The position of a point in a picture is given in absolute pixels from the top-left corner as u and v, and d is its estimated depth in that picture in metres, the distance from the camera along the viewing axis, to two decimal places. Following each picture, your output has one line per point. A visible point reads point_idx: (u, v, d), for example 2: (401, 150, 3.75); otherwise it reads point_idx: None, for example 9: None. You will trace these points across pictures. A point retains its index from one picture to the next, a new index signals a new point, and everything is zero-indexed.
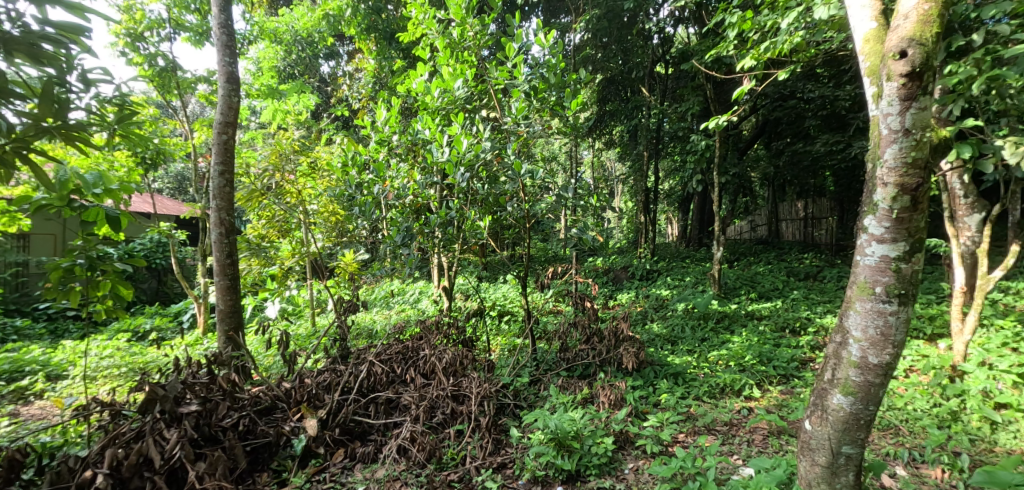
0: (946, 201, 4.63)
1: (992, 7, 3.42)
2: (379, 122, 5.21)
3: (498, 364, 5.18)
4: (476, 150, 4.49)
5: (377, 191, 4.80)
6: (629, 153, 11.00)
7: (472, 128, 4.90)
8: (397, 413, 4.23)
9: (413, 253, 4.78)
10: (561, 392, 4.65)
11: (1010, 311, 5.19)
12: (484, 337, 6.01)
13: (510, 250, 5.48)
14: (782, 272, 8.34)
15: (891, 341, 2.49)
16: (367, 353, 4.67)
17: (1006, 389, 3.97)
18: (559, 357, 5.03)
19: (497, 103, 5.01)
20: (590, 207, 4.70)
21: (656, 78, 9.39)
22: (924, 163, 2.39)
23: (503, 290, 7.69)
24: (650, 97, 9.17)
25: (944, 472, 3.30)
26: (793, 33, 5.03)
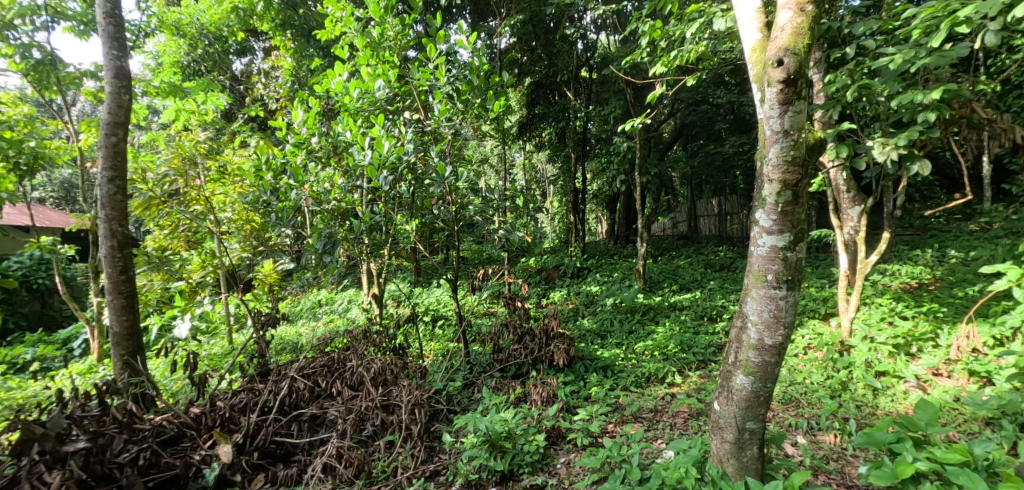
0: (833, 195, 5.09)
1: (861, 24, 3.84)
2: (295, 125, 4.86)
3: (430, 370, 5.11)
4: (399, 153, 4.39)
5: (295, 197, 4.50)
6: (558, 154, 11.10)
7: (394, 131, 4.79)
8: (323, 430, 4.07)
9: (338, 262, 4.62)
10: (494, 393, 4.67)
11: (887, 290, 5.82)
12: (416, 343, 5.94)
13: (441, 255, 5.42)
14: (700, 265, 8.85)
15: (783, 322, 2.72)
16: (288, 368, 4.43)
17: (884, 359, 4.45)
18: (492, 358, 5.06)
19: (421, 104, 4.98)
20: (518, 208, 4.79)
21: (580, 82, 9.62)
22: (802, 162, 2.63)
23: (437, 294, 7.60)
24: (575, 101, 9.40)
25: (836, 437, 3.68)
26: (698, 41, 5.38)
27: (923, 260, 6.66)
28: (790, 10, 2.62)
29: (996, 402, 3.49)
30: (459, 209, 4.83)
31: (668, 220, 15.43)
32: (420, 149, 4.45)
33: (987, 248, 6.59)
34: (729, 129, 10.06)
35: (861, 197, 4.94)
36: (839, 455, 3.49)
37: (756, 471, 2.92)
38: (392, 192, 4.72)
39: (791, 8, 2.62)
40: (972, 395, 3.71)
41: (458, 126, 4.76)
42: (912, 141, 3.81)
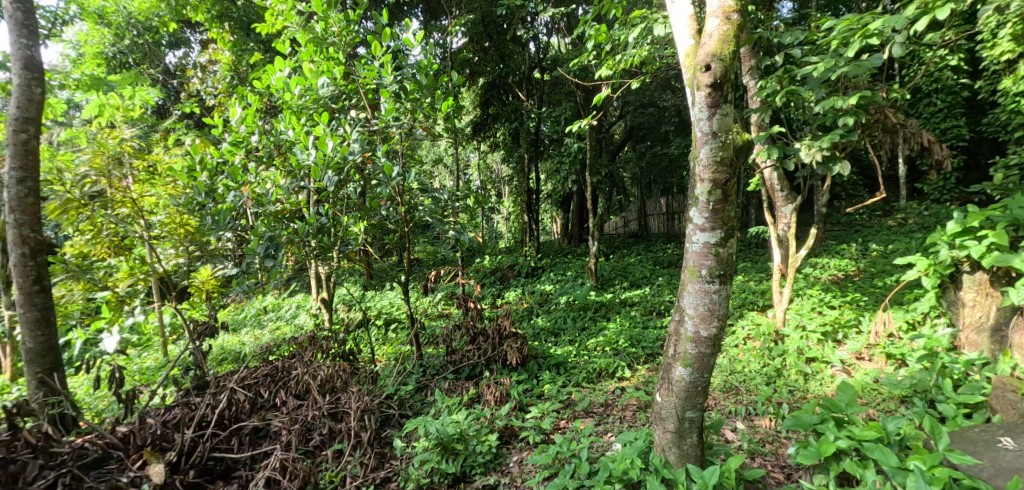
0: (767, 194, 5.35)
1: (788, 34, 4.08)
2: (234, 122, 4.69)
3: (382, 375, 5.02)
4: (344, 153, 4.28)
5: (233, 198, 4.30)
6: (512, 155, 11.19)
7: (339, 130, 4.66)
8: (267, 442, 3.93)
9: (281, 267, 4.34)
10: (447, 395, 4.63)
11: (817, 282, 6.20)
12: (367, 349, 5.82)
13: (393, 257, 5.32)
14: (649, 262, 9.11)
15: (717, 315, 2.85)
16: (228, 379, 4.24)
17: (813, 346, 4.72)
18: (446, 360, 5.01)
19: (368, 103, 4.83)
20: (469, 209, 4.77)
21: (531, 83, 9.66)
22: (729, 162, 2.76)
23: (390, 297, 7.49)
24: (526, 101, 9.46)
25: (770, 421, 3.89)
26: (640, 45, 5.54)
27: (849, 253, 7.13)
28: (717, 18, 2.74)
29: (908, 381, 3.80)
30: (408, 210, 4.79)
31: (619, 219, 15.81)
32: (366, 148, 4.35)
33: (904, 242, 7.12)
34: (676, 131, 10.41)
35: (793, 195, 5.21)
36: (774, 438, 3.69)
37: (696, 458, 3.06)
38: (340, 193, 4.68)
39: (718, 16, 2.75)
40: (888, 376, 4.01)
41: (406, 125, 4.66)
42: (834, 143, 4.07)
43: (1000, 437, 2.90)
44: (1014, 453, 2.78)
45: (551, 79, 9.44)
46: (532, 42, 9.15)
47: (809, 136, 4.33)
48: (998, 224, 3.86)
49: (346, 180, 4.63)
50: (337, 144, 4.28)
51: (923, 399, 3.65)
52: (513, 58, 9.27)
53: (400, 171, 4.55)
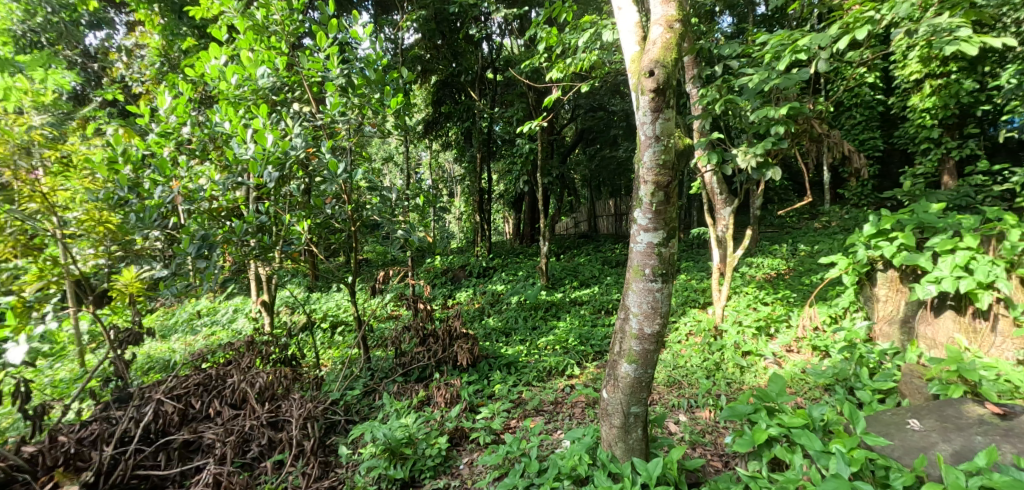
0: (707, 197, 5.56)
1: (727, 46, 4.28)
2: (162, 110, 4.46)
3: (327, 380, 4.90)
4: (284, 148, 4.14)
5: (160, 193, 4.01)
6: (464, 154, 11.16)
7: (280, 123, 4.55)
8: (198, 457, 3.79)
9: (215, 268, 4.13)
10: (396, 398, 4.58)
11: (753, 280, 6.53)
12: (311, 352, 5.66)
13: (340, 257, 5.19)
14: (598, 262, 9.31)
15: (660, 312, 2.95)
16: (155, 389, 4.07)
17: (749, 340, 4.98)
18: (395, 363, 4.94)
19: (312, 96, 4.68)
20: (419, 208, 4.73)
21: (483, 83, 9.67)
22: (671, 165, 2.87)
23: (336, 298, 7.30)
24: (479, 101, 9.45)
25: (710, 412, 4.07)
26: (589, 50, 5.65)
27: (781, 253, 7.55)
28: (660, 27, 2.86)
29: (831, 371, 4.08)
30: (355, 209, 4.71)
31: (569, 219, 16.04)
32: (309, 144, 4.31)
33: (829, 242, 7.62)
34: (624, 135, 10.68)
35: (731, 198, 5.41)
36: (713, 429, 3.87)
37: (641, 451, 3.16)
38: (281, 191, 4.55)
39: (661, 24, 2.85)
40: (814, 367, 4.27)
41: (354, 121, 4.62)
42: (767, 150, 4.31)
43: (908, 419, 3.11)
44: (921, 433, 2.98)
45: (504, 80, 9.48)
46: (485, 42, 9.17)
47: (745, 143, 4.56)
48: (907, 226, 4.23)
49: (287, 176, 4.48)
50: (277, 138, 4.14)
51: (843, 387, 3.94)
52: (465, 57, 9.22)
53: (347, 169, 4.46)
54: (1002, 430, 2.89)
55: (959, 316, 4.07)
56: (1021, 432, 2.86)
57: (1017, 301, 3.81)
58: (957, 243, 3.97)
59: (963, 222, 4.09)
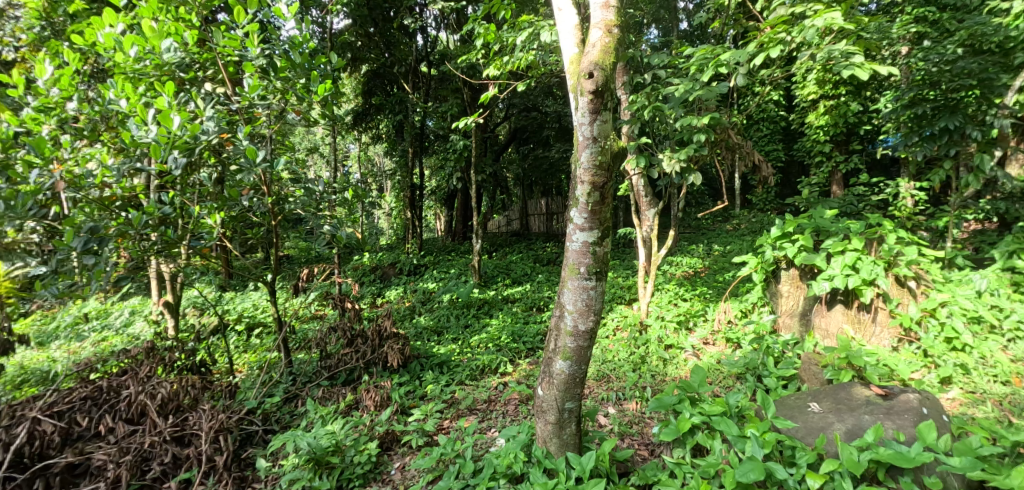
0: (634, 198, 5.73)
1: (656, 56, 4.49)
2: (42, 83, 3.97)
3: (244, 387, 4.69)
4: (193, 131, 3.80)
5: (37, 178, 3.50)
6: (395, 149, 10.93)
7: (189, 105, 4.18)
8: (86, 481, 3.52)
9: (106, 264, 3.71)
10: (321, 403, 4.44)
11: (674, 277, 6.89)
12: (225, 357, 5.36)
13: (258, 254, 4.90)
14: (530, 260, 9.47)
15: (593, 310, 3.07)
16: (30, 405, 3.68)
17: (671, 334, 5.25)
18: (319, 366, 4.80)
19: (226, 76, 4.39)
20: (347, 202, 4.61)
21: (418, 76, 9.51)
22: (607, 166, 2.98)
23: (254, 298, 6.95)
24: (413, 94, 9.28)
25: (636, 404, 4.27)
26: (526, 50, 5.70)
27: (699, 252, 8.02)
28: (600, 30, 2.97)
29: (742, 361, 4.40)
30: (276, 203, 4.48)
31: (502, 217, 16.17)
32: (222, 129, 3.98)
33: (740, 243, 8.18)
34: (557, 135, 10.90)
35: (655, 201, 5.64)
36: (639, 420, 4.06)
37: (575, 446, 3.27)
38: (190, 179, 4.29)
39: (601, 28, 2.97)
40: (729, 358, 4.56)
41: (277, 108, 4.38)
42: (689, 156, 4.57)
43: (809, 403, 3.41)
44: (820, 414, 3.26)
45: (439, 75, 9.39)
46: (419, 34, 9.05)
47: (670, 149, 4.81)
48: (806, 230, 4.67)
49: (197, 163, 4.28)
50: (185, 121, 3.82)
51: (753, 375, 4.25)
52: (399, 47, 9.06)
53: (267, 158, 4.21)
54: (886, 408, 3.18)
55: (847, 309, 4.54)
56: (900, 410, 3.15)
57: (893, 297, 4.38)
58: (847, 246, 4.43)
59: (851, 227, 4.54)
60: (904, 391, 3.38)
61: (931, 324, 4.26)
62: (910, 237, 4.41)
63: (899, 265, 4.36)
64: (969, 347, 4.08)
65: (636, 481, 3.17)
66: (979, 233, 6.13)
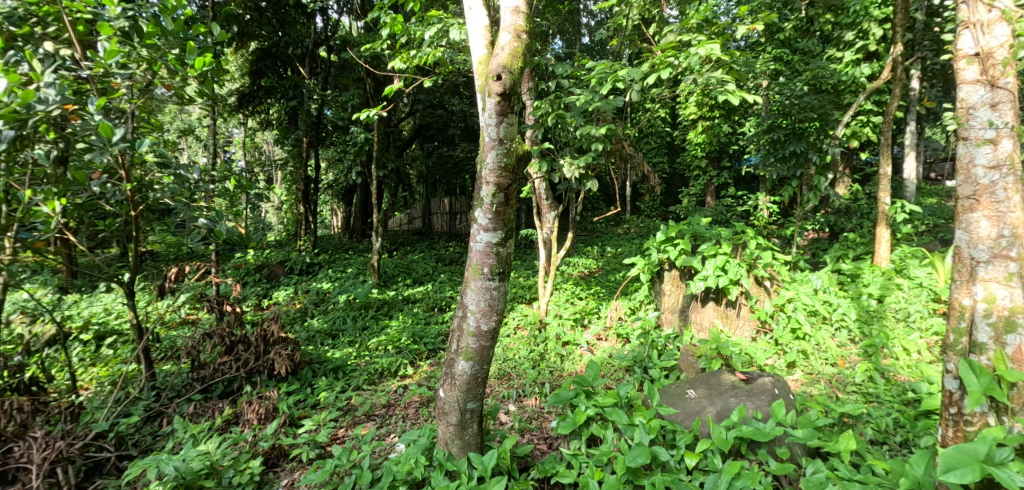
0: (535, 201, 5.87)
1: (560, 66, 4.71)
2: None
3: (91, 405, 4.17)
4: (26, 101, 3.12)
5: None
6: (286, 137, 10.25)
7: (21, 65, 3.42)
8: None
9: None
10: (192, 420, 4.11)
11: (571, 277, 7.22)
12: (67, 372, 4.80)
13: (113, 249, 4.29)
14: (432, 259, 9.41)
15: (495, 310, 3.14)
16: None
17: (569, 332, 5.50)
18: (190, 377, 4.43)
19: (74, 37, 3.70)
20: (228, 193, 4.22)
21: (316, 60, 9.05)
22: (512, 168, 3.06)
23: (99, 307, 6.45)
24: (308, 78, 8.78)
25: (536, 400, 4.42)
26: (436, 46, 5.66)
27: (593, 254, 8.47)
28: (509, 34, 3.06)
29: (631, 355, 4.72)
30: (136, 191, 3.94)
31: (404, 216, 15.89)
32: (66, 100, 3.31)
33: (629, 246, 8.75)
34: (462, 135, 10.97)
35: (555, 204, 5.86)
36: (538, 415, 4.20)
37: (475, 446, 3.31)
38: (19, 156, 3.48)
39: (510, 33, 3.06)
40: (619, 353, 4.85)
41: (142, 80, 3.87)
42: (587, 163, 4.82)
43: (687, 390, 3.74)
44: (696, 399, 3.60)
45: (339, 61, 9.04)
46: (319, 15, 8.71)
47: (571, 155, 5.04)
48: (687, 236, 5.14)
49: (30, 138, 3.45)
50: (13, 85, 3.13)
51: (640, 367, 4.58)
52: (295, 27, 8.65)
53: (127, 138, 3.65)
54: (746, 391, 3.56)
55: (718, 305, 5.05)
56: (758, 391, 3.56)
57: (753, 294, 4.98)
58: (718, 250, 4.95)
59: (721, 233, 5.11)
60: (761, 375, 3.80)
61: (782, 317, 4.87)
62: (767, 243, 5.06)
63: (758, 267, 4.99)
64: (808, 336, 4.69)
65: (536, 474, 3.28)
66: (820, 240, 7.11)
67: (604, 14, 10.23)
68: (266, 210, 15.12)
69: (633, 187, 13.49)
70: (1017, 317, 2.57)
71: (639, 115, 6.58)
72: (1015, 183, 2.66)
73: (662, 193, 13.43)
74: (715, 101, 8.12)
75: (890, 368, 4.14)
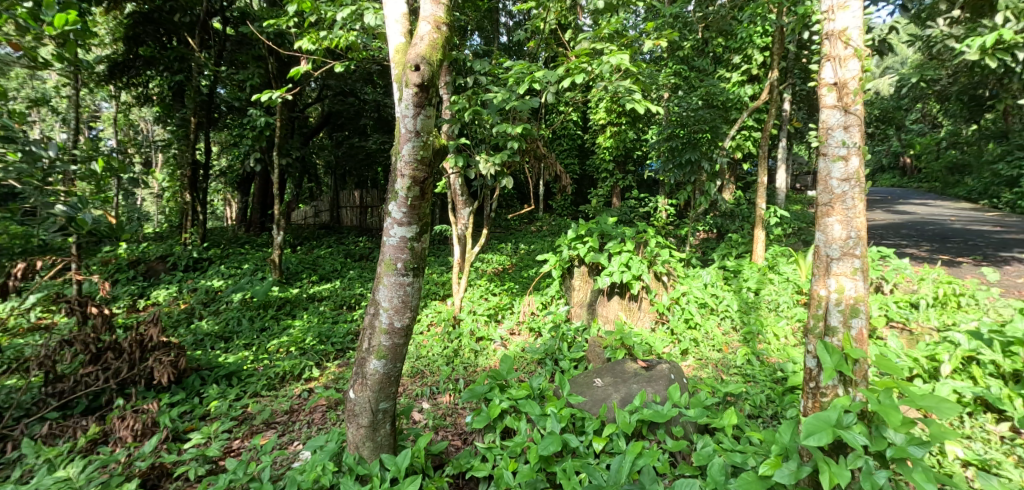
0: (451, 197, 5.81)
1: (478, 62, 4.73)
2: None
3: None
4: None
5: None
6: (170, 116, 9.32)
7: None
8: None
9: None
10: (47, 442, 3.69)
11: (484, 273, 7.28)
12: None
13: None
14: (340, 255, 9.07)
15: (409, 307, 3.11)
16: None
17: (482, 327, 5.55)
18: (44, 393, 3.95)
19: None
20: (93, 177, 3.81)
21: (211, 33, 8.35)
22: (428, 162, 3.05)
23: None
24: (198, 52, 8.05)
25: (450, 396, 4.43)
26: (349, 29, 5.46)
27: (506, 251, 8.60)
28: (428, 25, 3.06)
29: (543, 348, 4.88)
30: None
31: (309, 208, 15.15)
32: None
33: (541, 243, 8.98)
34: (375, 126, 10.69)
35: (470, 200, 5.84)
36: (452, 411, 4.22)
37: (389, 447, 3.27)
38: None
39: (430, 23, 3.05)
40: (532, 346, 4.97)
41: None
42: (503, 161, 4.90)
43: (595, 379, 3.93)
44: (603, 387, 3.80)
45: (237, 36, 8.43)
46: None
47: (487, 153, 5.09)
48: (595, 234, 5.39)
49: None
50: None
51: (551, 359, 4.75)
52: None
53: None
54: (647, 377, 3.80)
55: (622, 299, 5.32)
56: (656, 377, 3.80)
57: (653, 289, 5.33)
58: (623, 248, 5.24)
59: (626, 231, 5.39)
60: (660, 362, 4.07)
61: (677, 308, 5.27)
62: (665, 241, 5.45)
63: (657, 263, 5.37)
64: (699, 325, 5.09)
65: (451, 471, 3.31)
66: (709, 240, 7.74)
67: (523, 15, 10.41)
68: (143, 197, 13.71)
69: (546, 186, 13.84)
70: (861, 304, 2.97)
71: (551, 118, 6.74)
72: (861, 193, 3.06)
73: (573, 192, 13.90)
74: (622, 108, 8.54)
75: (763, 352, 4.61)
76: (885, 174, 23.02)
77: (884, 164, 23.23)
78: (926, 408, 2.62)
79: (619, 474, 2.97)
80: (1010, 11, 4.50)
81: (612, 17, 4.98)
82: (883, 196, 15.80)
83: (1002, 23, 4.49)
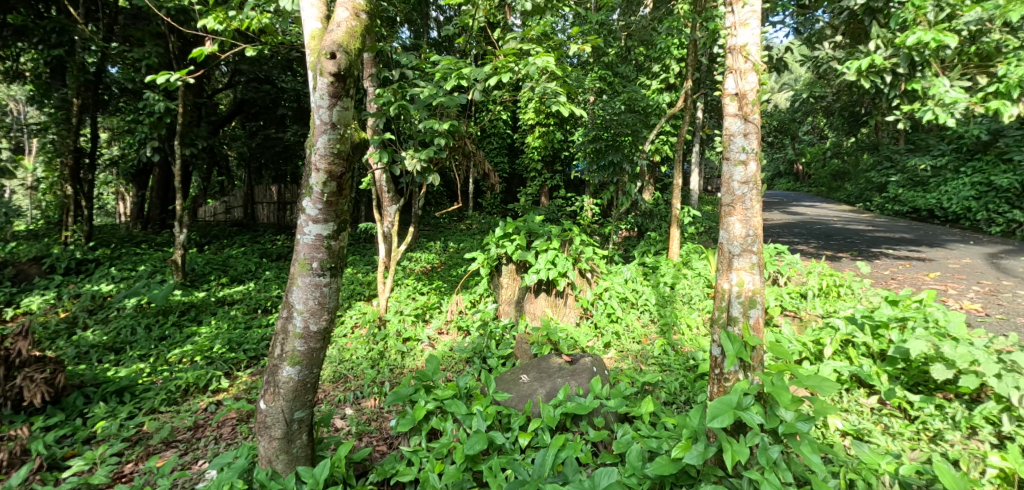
0: (376, 192, 5.67)
1: (405, 55, 4.66)
2: None
3: None
4: None
5: None
6: (48, 95, 8.35)
7: None
8: None
9: None
10: None
11: (410, 273, 7.17)
12: None
13: None
14: (255, 255, 8.57)
15: (326, 308, 3.02)
16: None
17: (409, 327, 5.47)
18: None
19: None
20: None
21: (100, 5, 7.58)
22: (346, 155, 2.96)
23: None
24: (81, 23, 7.26)
25: (375, 400, 4.33)
26: (261, 12, 5.16)
27: (434, 249, 8.51)
28: (346, 11, 2.96)
29: (471, 346, 4.88)
30: None
31: (220, 204, 14.15)
32: None
33: (470, 242, 8.97)
34: (294, 116, 10.20)
35: (397, 197, 5.70)
36: (377, 415, 4.13)
37: (305, 458, 3.16)
38: None
39: (347, 10, 2.96)
40: (459, 345, 4.94)
41: None
42: (429, 156, 4.86)
43: (521, 375, 3.99)
44: (529, 383, 3.86)
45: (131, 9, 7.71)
46: None
47: (414, 148, 5.00)
48: (521, 231, 5.47)
49: None
50: None
51: (479, 357, 4.77)
52: None
53: None
54: (571, 370, 3.92)
55: (549, 296, 5.44)
56: (580, 370, 3.93)
57: (577, 285, 5.47)
58: (550, 245, 5.38)
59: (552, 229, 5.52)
60: (583, 356, 4.20)
61: (599, 304, 5.46)
62: (589, 239, 5.62)
63: (581, 260, 5.53)
64: (621, 319, 5.32)
65: (375, 477, 3.23)
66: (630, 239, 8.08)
67: (454, 11, 10.39)
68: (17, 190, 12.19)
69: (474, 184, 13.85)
70: (757, 296, 3.23)
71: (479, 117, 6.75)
72: (758, 195, 3.33)
73: (502, 191, 13.99)
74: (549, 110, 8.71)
75: (678, 342, 4.87)
76: (779, 179, 25.11)
77: (782, 172, 25.26)
78: (811, 387, 2.87)
79: (542, 467, 3.04)
80: (880, 40, 5.05)
81: (540, 18, 5.08)
82: (782, 197, 17.90)
83: (874, 49, 5.08)
